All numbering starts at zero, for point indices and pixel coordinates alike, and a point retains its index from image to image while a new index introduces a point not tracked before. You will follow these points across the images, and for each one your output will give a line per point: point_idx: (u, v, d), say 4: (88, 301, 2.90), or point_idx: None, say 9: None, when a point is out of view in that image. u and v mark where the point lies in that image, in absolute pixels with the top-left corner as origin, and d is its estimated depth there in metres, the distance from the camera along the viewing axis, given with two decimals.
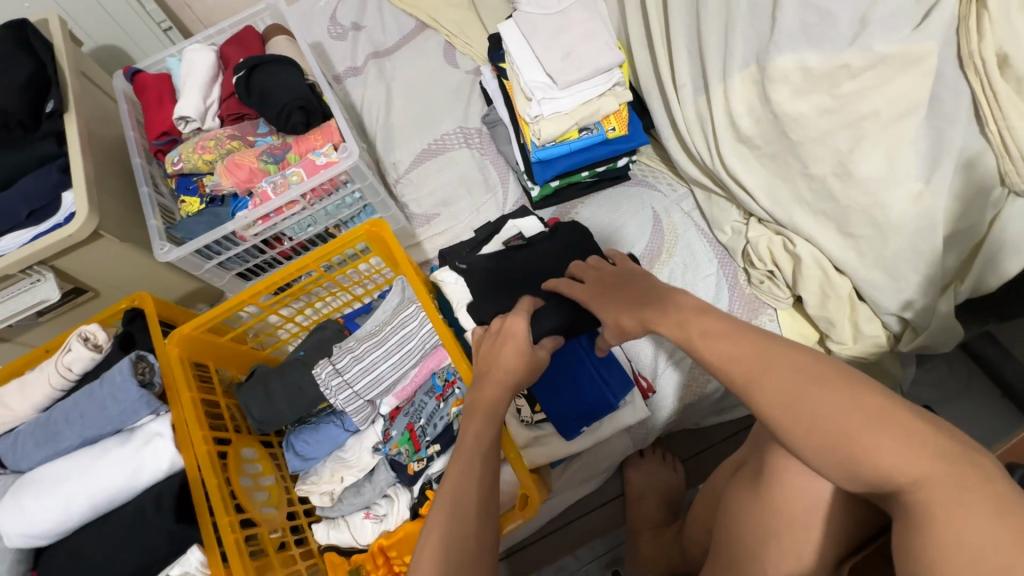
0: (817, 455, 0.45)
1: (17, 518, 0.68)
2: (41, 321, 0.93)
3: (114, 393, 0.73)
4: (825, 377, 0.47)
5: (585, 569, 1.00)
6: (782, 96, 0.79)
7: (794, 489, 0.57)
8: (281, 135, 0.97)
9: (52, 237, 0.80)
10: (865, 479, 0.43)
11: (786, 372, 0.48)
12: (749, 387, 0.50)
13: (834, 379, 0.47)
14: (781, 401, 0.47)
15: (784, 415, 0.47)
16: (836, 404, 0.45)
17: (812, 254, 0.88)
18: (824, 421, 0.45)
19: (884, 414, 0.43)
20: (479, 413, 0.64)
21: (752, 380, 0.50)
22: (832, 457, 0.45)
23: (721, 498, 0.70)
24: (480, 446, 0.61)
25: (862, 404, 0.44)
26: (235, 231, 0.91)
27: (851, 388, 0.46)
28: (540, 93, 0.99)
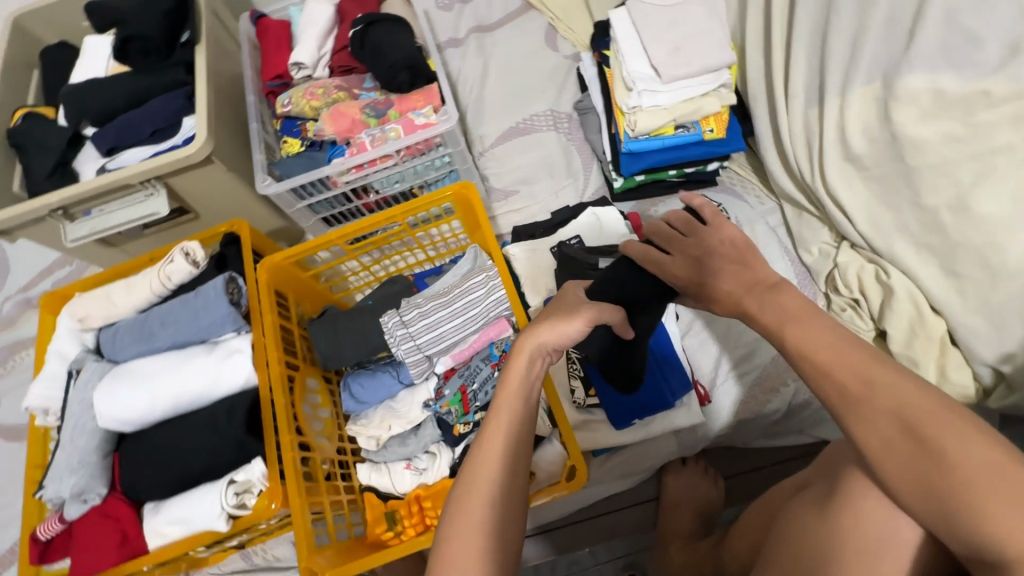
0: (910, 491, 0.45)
1: (110, 402, 0.74)
2: (147, 232, 1.01)
3: (206, 306, 0.79)
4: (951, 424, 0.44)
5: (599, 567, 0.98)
6: (906, 118, 0.76)
7: (865, 519, 0.55)
8: (385, 92, 1.00)
9: (172, 155, 0.87)
10: (970, 538, 0.42)
11: (893, 415, 0.45)
12: (857, 405, 0.47)
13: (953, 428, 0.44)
14: (890, 431, 0.45)
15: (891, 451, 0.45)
16: (958, 456, 0.42)
17: (907, 288, 0.83)
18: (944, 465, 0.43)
19: (1004, 472, 0.41)
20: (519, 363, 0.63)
21: (864, 402, 0.46)
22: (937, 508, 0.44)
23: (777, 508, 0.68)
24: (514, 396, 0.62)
25: (994, 466, 0.41)
26: (329, 175, 0.95)
27: (972, 436, 0.43)
28: (642, 85, 0.98)
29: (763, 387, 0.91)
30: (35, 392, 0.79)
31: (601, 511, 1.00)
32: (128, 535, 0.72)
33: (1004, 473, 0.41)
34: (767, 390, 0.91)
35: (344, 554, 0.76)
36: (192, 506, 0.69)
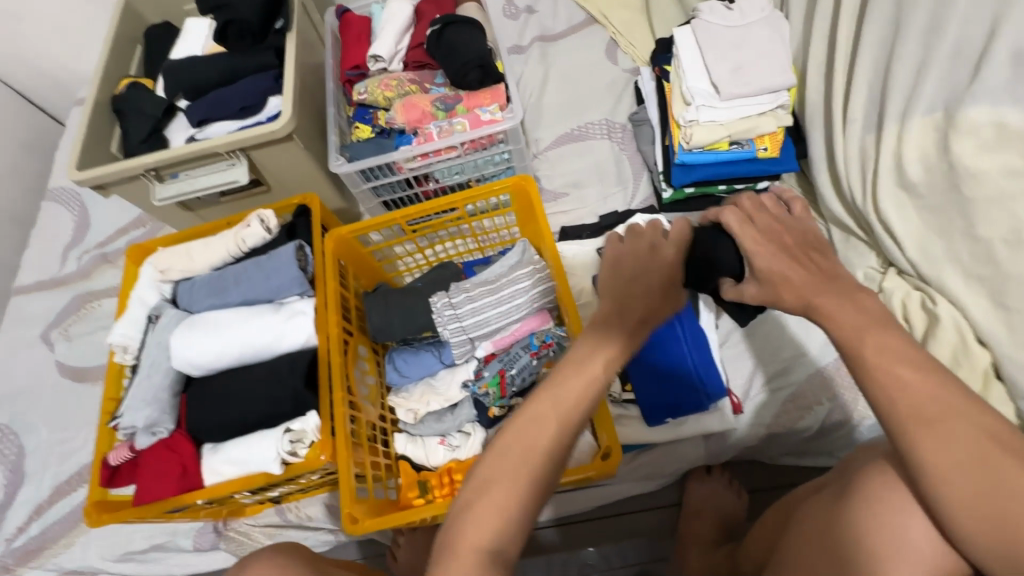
0: (950, 502, 0.49)
1: (184, 347, 0.81)
2: (223, 199, 1.09)
3: (277, 268, 0.85)
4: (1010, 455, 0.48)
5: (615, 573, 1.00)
6: (964, 149, 0.77)
7: (880, 524, 0.58)
8: (454, 88, 1.07)
9: (258, 129, 0.94)
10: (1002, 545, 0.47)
11: (956, 442, 0.48)
12: (920, 424, 0.49)
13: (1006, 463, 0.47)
14: (957, 453, 0.48)
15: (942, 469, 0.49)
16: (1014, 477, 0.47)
17: (952, 317, 0.83)
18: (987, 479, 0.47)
19: None
20: (593, 352, 0.63)
21: (925, 424, 0.49)
22: (1002, 533, 0.47)
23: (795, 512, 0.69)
24: (578, 391, 0.61)
25: None
26: (396, 161, 1.02)
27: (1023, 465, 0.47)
28: (701, 100, 1.02)
29: (797, 404, 0.92)
30: (121, 331, 0.86)
31: (620, 512, 1.02)
32: (188, 469, 0.77)
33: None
34: (801, 407, 0.91)
35: (377, 509, 0.81)
36: (250, 449, 0.75)
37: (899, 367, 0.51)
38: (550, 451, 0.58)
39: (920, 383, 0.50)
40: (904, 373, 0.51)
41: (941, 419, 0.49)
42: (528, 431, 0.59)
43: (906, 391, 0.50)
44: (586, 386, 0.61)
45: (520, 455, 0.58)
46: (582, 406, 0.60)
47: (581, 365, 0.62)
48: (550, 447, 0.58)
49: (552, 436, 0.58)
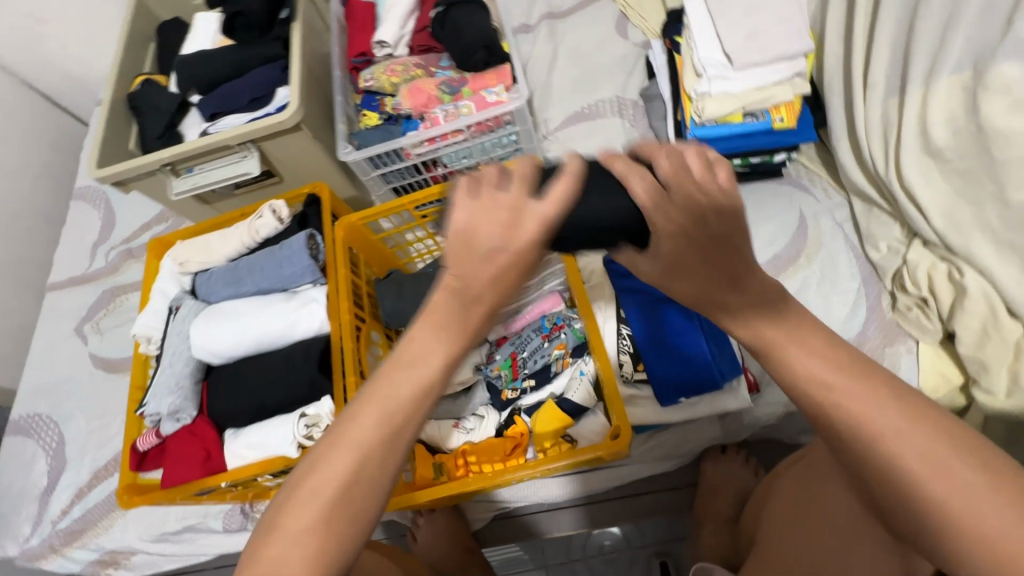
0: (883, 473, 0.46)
1: (203, 336, 0.83)
2: (238, 191, 1.11)
3: (289, 258, 0.87)
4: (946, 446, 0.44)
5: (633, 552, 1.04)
6: (994, 108, 0.73)
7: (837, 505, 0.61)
8: (459, 71, 1.05)
9: (265, 120, 0.95)
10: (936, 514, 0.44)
11: (877, 407, 0.46)
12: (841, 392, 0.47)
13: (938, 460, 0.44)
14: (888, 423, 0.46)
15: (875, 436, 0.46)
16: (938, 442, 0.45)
17: (981, 288, 0.80)
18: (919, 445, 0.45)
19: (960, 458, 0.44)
20: (431, 324, 0.47)
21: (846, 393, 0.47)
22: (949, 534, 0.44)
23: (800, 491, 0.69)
24: (398, 380, 0.48)
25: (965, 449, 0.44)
26: (404, 147, 1.01)
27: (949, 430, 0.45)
28: (713, 71, 0.98)
29: None
30: (145, 322, 0.89)
31: (637, 492, 1.01)
32: (211, 454, 0.80)
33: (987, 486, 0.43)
34: None
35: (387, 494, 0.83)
36: (269, 433, 0.78)
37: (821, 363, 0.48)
38: (377, 447, 0.48)
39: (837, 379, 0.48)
40: (818, 382, 0.48)
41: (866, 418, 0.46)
42: (350, 418, 0.48)
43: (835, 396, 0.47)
44: (420, 375, 0.48)
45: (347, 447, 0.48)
46: (420, 397, 0.48)
47: (417, 341, 0.48)
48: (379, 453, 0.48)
49: (377, 428, 0.48)
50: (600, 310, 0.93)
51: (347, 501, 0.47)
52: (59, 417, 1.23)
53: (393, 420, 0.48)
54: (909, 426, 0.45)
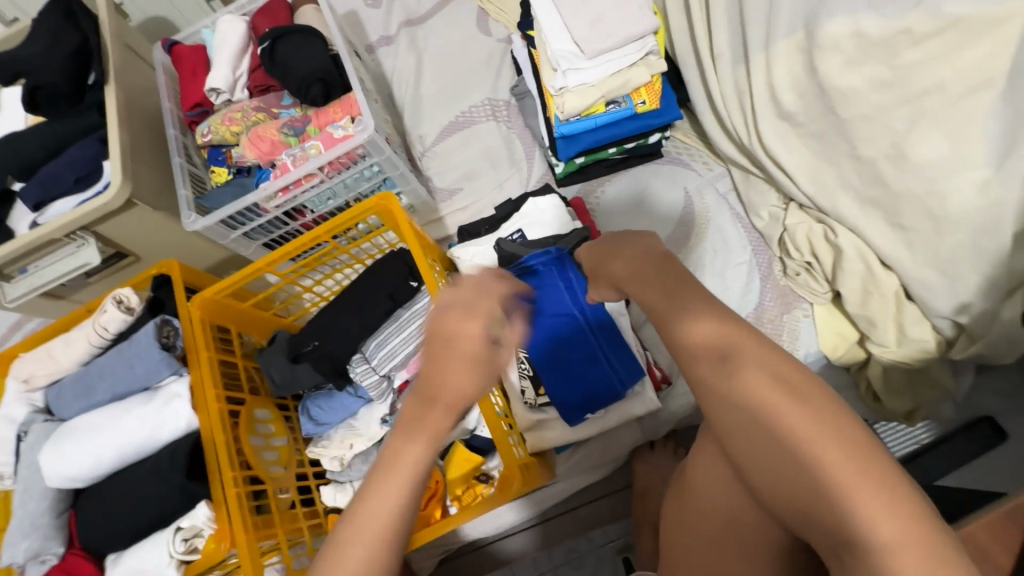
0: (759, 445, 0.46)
1: (53, 462, 0.74)
2: (91, 280, 1.00)
3: (139, 355, 0.78)
4: (800, 398, 0.44)
5: (597, 551, 0.98)
6: (831, 67, 0.71)
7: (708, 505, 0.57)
8: (303, 107, 0.98)
9: (90, 204, 0.85)
10: (809, 485, 0.43)
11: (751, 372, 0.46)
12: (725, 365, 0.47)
13: (789, 412, 0.44)
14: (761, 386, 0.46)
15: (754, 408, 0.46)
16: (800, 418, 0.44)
17: (855, 246, 0.79)
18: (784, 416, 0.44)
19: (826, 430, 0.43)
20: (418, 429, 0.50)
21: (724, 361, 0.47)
22: (807, 491, 0.43)
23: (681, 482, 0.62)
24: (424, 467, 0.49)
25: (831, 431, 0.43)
26: (257, 203, 0.93)
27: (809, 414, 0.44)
28: (566, 64, 0.93)
29: None
30: None
31: (576, 504, 0.99)
32: None
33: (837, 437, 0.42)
34: None
35: None
36: (145, 557, 0.70)
37: (695, 327, 0.49)
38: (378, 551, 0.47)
39: (714, 339, 0.48)
40: (708, 363, 0.48)
41: (727, 374, 0.47)
42: (371, 499, 0.48)
43: (704, 351, 0.48)
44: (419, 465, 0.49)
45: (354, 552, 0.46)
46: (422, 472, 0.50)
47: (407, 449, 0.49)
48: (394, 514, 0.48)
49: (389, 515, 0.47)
50: None
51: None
52: None
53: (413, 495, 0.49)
54: (760, 379, 0.46)
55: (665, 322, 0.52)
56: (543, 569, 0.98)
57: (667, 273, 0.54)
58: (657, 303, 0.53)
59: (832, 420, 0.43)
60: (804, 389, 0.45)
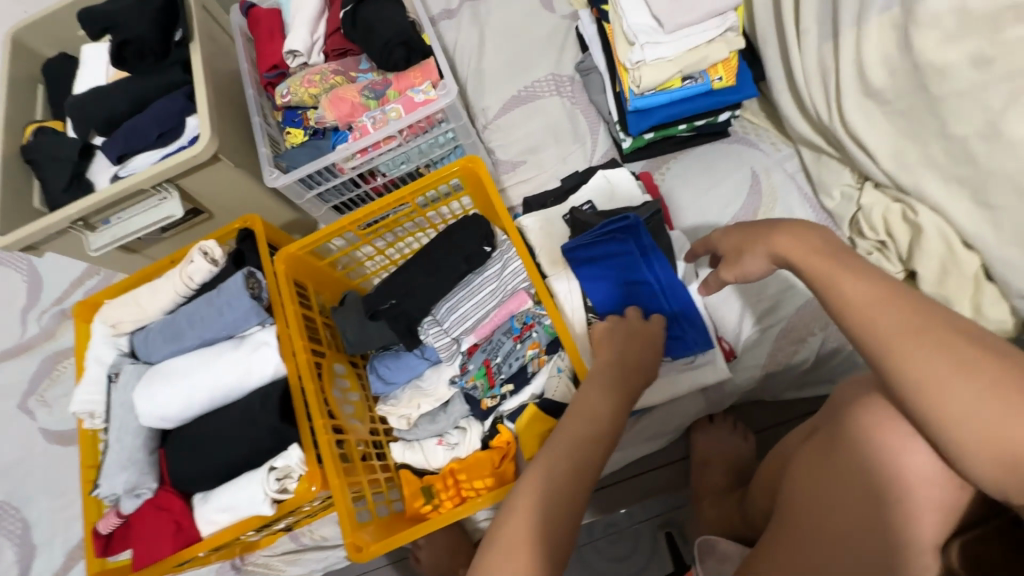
0: (953, 425, 0.46)
1: (148, 401, 0.77)
2: (165, 236, 1.03)
3: (229, 302, 0.80)
4: (973, 373, 0.45)
5: (637, 527, 1.02)
6: (927, 44, 0.72)
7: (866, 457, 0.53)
8: (382, 72, 0.99)
9: (179, 156, 0.87)
10: (998, 458, 0.44)
11: (936, 354, 0.47)
12: (903, 343, 0.48)
13: (959, 390, 0.45)
14: (944, 365, 0.46)
15: (933, 386, 0.46)
16: (984, 384, 0.45)
17: (936, 225, 0.80)
18: (977, 392, 0.45)
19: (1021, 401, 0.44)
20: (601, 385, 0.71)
21: (903, 339, 0.48)
22: (989, 459, 0.44)
23: (848, 435, 0.54)
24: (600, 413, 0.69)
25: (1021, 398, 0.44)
26: (336, 162, 0.95)
27: (997, 385, 0.45)
28: (644, 37, 0.94)
29: (790, 337, 0.90)
30: (81, 398, 0.83)
31: (631, 475, 1.00)
32: (182, 524, 0.76)
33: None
34: (794, 341, 0.90)
35: (385, 529, 0.79)
36: (237, 494, 0.73)
37: (858, 293, 0.52)
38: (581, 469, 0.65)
39: (880, 312, 0.50)
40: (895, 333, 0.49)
41: (898, 348, 0.48)
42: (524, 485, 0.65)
43: (873, 322, 0.50)
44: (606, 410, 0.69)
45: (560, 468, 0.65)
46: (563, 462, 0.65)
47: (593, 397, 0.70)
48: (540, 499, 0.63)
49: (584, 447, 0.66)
50: (568, 306, 0.91)
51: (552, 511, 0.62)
52: (19, 503, 1.12)
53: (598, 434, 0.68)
54: (929, 354, 0.47)
55: (832, 291, 0.53)
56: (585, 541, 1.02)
57: (832, 250, 0.56)
58: (828, 273, 0.54)
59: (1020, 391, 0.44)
60: (982, 362, 0.46)
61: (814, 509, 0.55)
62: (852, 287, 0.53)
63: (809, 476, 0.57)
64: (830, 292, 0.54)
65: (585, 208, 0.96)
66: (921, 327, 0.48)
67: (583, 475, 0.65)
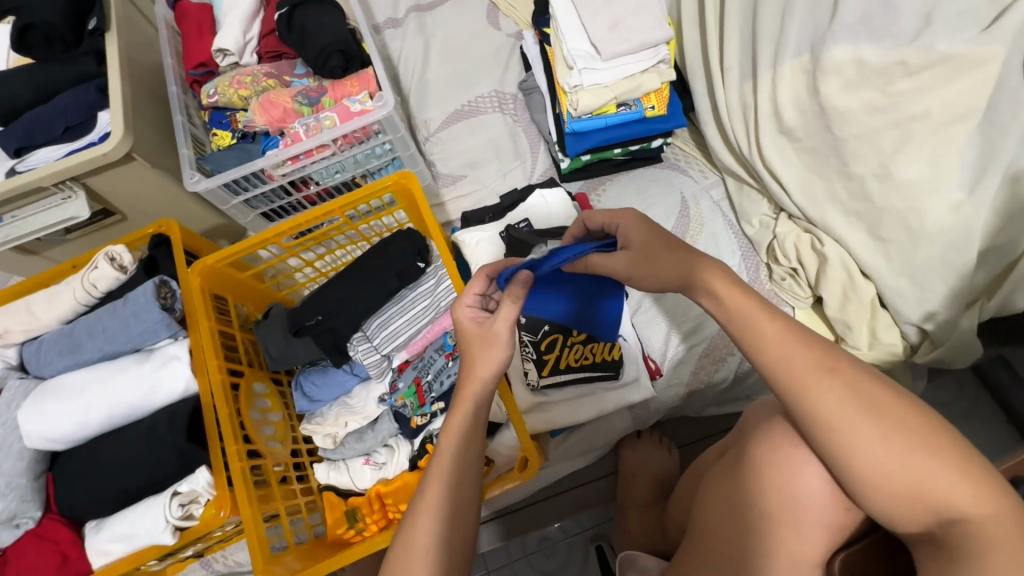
0: (854, 463, 0.45)
1: (36, 421, 0.70)
2: (69, 238, 0.95)
3: (135, 313, 0.74)
4: (879, 414, 0.44)
5: (569, 540, 1.02)
6: (831, 89, 0.78)
7: (771, 487, 0.53)
8: (318, 78, 0.97)
9: (87, 154, 0.80)
10: (897, 495, 0.43)
11: (839, 389, 0.46)
12: (810, 379, 0.47)
13: (862, 428, 0.44)
14: (849, 401, 0.45)
15: (838, 422, 0.45)
16: (892, 418, 0.44)
17: (839, 254, 0.86)
18: (879, 434, 0.44)
19: (922, 434, 0.43)
20: (460, 410, 0.64)
21: (810, 375, 0.47)
22: (893, 499, 0.43)
23: (755, 464, 0.55)
24: (456, 448, 0.63)
25: (921, 435, 0.43)
26: (264, 169, 0.91)
27: (898, 420, 0.44)
28: (582, 63, 0.97)
29: (711, 356, 0.94)
30: None
31: (562, 489, 1.02)
32: (69, 557, 0.69)
33: (922, 448, 0.43)
34: (715, 360, 0.94)
35: (307, 556, 0.76)
36: (137, 521, 0.68)
37: (766, 328, 0.50)
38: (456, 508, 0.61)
39: (793, 351, 0.48)
40: (807, 365, 0.47)
41: (809, 385, 0.47)
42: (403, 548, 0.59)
43: (779, 353, 0.49)
44: (463, 440, 0.64)
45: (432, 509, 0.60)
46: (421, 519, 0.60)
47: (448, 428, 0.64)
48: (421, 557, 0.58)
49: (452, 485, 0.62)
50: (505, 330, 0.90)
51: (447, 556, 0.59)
52: None
53: (464, 466, 0.63)
54: (838, 391, 0.46)
55: (748, 328, 0.51)
56: (514, 558, 1.02)
57: (749, 287, 0.53)
58: (746, 310, 0.52)
59: (921, 428, 0.44)
60: (886, 402, 0.45)
61: (726, 540, 0.55)
62: (756, 318, 0.51)
63: (721, 505, 0.57)
64: (744, 328, 0.51)
65: (521, 226, 0.97)
66: (830, 363, 0.47)
67: (452, 517, 0.61)
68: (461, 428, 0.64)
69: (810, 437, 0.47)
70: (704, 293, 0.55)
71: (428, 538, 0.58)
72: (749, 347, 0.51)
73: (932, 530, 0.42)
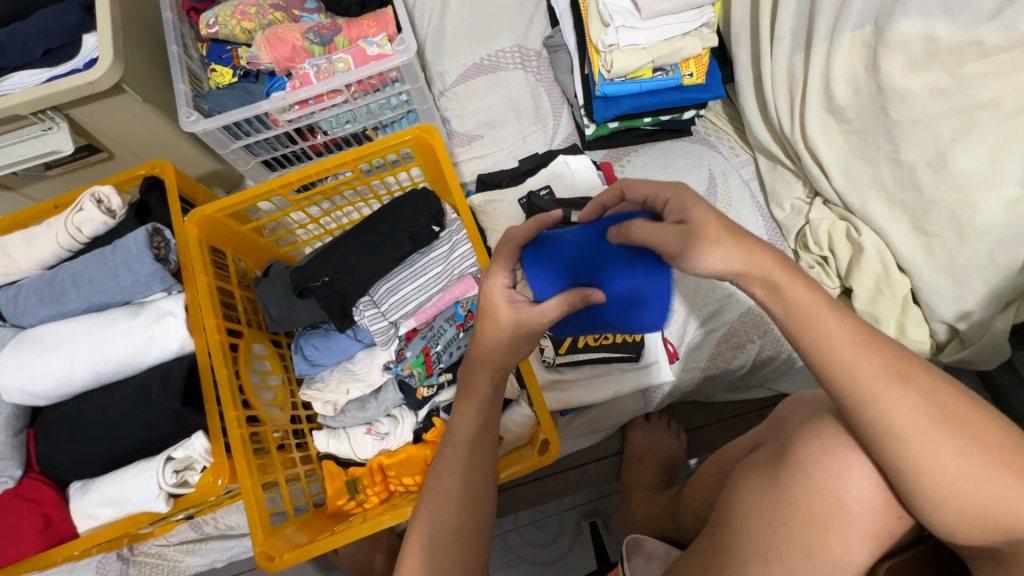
0: (923, 477, 0.43)
1: (15, 373, 0.65)
2: (49, 175, 0.86)
3: (126, 263, 0.67)
4: (954, 430, 0.42)
5: (562, 515, 1.00)
6: (894, 67, 0.74)
7: (815, 487, 0.51)
8: (331, 16, 0.88)
9: (72, 81, 0.71)
10: (967, 513, 0.42)
11: (912, 400, 0.43)
12: (879, 388, 0.44)
13: (935, 444, 0.42)
14: (922, 413, 0.43)
15: (905, 432, 0.43)
16: (967, 434, 0.42)
17: (876, 245, 0.81)
18: (954, 451, 0.42)
19: (1003, 455, 0.42)
20: (472, 400, 0.62)
21: (880, 385, 0.44)
22: (959, 516, 0.43)
23: (799, 464, 0.53)
24: (469, 440, 0.61)
25: (1000, 456, 0.42)
26: (269, 112, 0.83)
27: (976, 439, 0.42)
28: (620, 20, 0.90)
29: (730, 343, 0.91)
30: None
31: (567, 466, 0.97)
32: (51, 519, 0.65)
33: (1000, 468, 0.41)
34: (734, 346, 0.91)
35: (308, 527, 0.73)
36: (128, 485, 0.64)
37: (832, 326, 0.46)
38: (472, 497, 0.59)
39: (859, 357, 0.45)
40: (877, 374, 0.44)
41: (875, 399, 0.44)
42: (414, 537, 0.57)
43: (845, 356, 0.45)
44: (475, 431, 0.61)
45: (442, 497, 0.58)
46: (434, 500, 0.58)
47: (462, 418, 0.61)
48: (429, 546, 0.56)
49: (463, 473, 0.59)
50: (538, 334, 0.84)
51: (452, 545, 0.56)
52: None
53: (478, 452, 0.60)
54: (903, 407, 0.43)
55: (808, 328, 0.47)
56: (508, 533, 1.00)
57: (803, 279, 0.48)
58: (810, 305, 0.47)
59: (999, 447, 0.42)
60: (960, 415, 0.43)
61: (761, 536, 0.53)
62: (821, 309, 0.47)
63: (752, 499, 0.55)
64: (806, 323, 0.47)
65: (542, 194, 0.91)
66: (902, 371, 0.44)
67: (459, 498, 0.58)
68: (479, 400, 0.61)
69: (874, 448, 0.45)
70: (758, 281, 0.48)
71: (443, 519, 0.57)
72: (811, 348, 0.47)
73: (998, 547, 0.42)
